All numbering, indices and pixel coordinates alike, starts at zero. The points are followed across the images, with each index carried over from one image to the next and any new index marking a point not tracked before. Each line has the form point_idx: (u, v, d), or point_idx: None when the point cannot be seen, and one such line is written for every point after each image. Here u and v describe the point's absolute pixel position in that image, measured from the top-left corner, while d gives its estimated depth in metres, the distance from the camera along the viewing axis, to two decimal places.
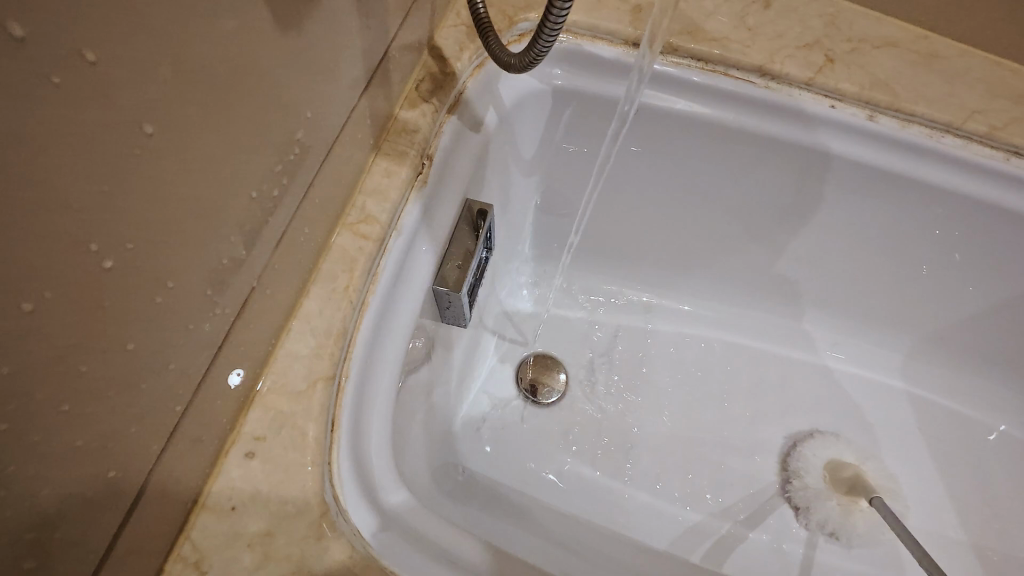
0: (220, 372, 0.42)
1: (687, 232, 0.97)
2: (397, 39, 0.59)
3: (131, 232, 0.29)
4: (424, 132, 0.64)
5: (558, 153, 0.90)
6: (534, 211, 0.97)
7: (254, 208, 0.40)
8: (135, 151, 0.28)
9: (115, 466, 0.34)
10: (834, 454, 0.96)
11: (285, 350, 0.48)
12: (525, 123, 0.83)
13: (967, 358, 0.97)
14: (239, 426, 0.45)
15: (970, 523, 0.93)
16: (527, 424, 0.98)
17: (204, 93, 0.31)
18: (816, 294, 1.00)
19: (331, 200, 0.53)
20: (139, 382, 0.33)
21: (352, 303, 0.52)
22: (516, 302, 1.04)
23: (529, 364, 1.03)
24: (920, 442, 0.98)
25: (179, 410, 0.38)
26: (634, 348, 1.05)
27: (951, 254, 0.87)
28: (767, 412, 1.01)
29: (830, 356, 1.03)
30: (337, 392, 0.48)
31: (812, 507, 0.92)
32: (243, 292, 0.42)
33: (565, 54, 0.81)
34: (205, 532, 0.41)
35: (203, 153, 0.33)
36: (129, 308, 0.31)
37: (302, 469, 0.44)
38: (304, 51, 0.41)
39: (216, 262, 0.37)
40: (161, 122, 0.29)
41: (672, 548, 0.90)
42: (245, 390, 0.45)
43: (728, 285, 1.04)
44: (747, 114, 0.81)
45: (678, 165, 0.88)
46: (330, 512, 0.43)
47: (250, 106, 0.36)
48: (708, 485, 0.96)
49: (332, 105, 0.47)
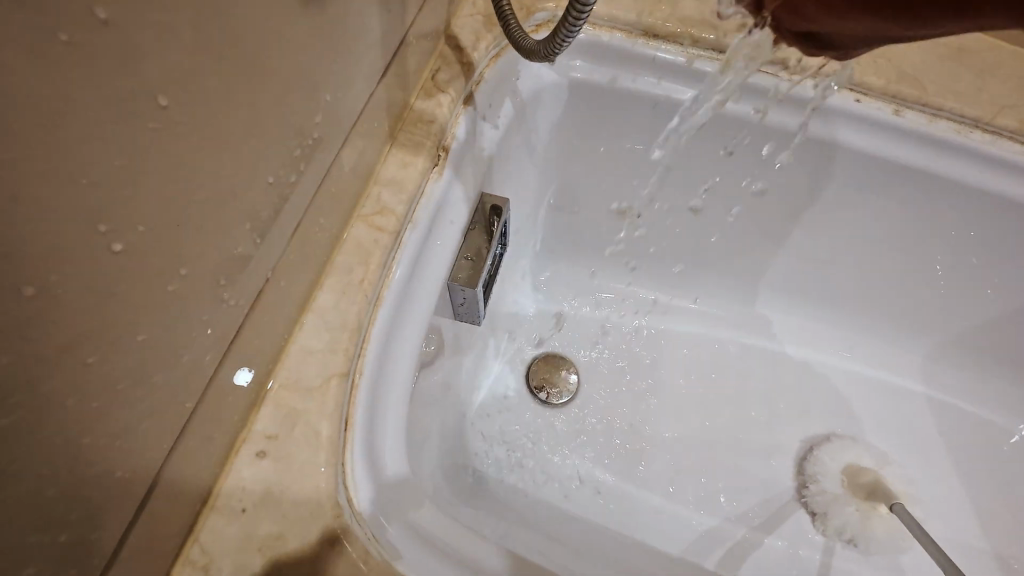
0: (234, 365, 0.40)
1: (704, 231, 0.95)
2: (414, 25, 0.57)
3: (144, 214, 0.27)
4: (440, 122, 0.62)
5: (573, 148, 0.88)
6: (547, 208, 0.95)
7: (269, 195, 0.38)
8: (149, 125, 0.26)
9: (123, 463, 0.32)
10: (852, 458, 0.94)
11: (298, 344, 0.47)
12: (540, 116, 0.81)
13: (991, 362, 0.94)
14: (250, 424, 0.43)
15: (991, 531, 0.90)
16: (538, 425, 0.96)
17: (222, 67, 0.30)
18: (834, 294, 0.98)
19: (347, 190, 0.52)
20: (150, 375, 0.31)
21: (367, 297, 0.50)
22: (527, 300, 1.02)
23: (539, 363, 1.00)
24: (940, 447, 0.96)
25: (191, 404, 0.36)
26: (647, 348, 1.03)
27: (972, 255, 0.85)
28: (783, 415, 0.99)
29: (848, 359, 1.01)
30: (351, 389, 0.47)
31: (829, 514, 0.90)
32: (257, 282, 0.40)
33: (584, 45, 0.79)
34: (214, 534, 0.39)
35: (219, 132, 0.31)
36: (141, 295, 0.29)
37: (316, 470, 0.42)
38: (324, 31, 0.39)
39: (231, 250, 0.35)
40: (177, 95, 0.27)
41: (686, 553, 0.89)
42: (258, 385, 0.44)
43: (744, 285, 1.02)
44: (770, 107, 0.79)
45: (696, 161, 0.86)
46: (344, 515, 0.42)
47: (269, 85, 0.34)
48: (722, 489, 0.94)
49: (351, 90, 0.46)
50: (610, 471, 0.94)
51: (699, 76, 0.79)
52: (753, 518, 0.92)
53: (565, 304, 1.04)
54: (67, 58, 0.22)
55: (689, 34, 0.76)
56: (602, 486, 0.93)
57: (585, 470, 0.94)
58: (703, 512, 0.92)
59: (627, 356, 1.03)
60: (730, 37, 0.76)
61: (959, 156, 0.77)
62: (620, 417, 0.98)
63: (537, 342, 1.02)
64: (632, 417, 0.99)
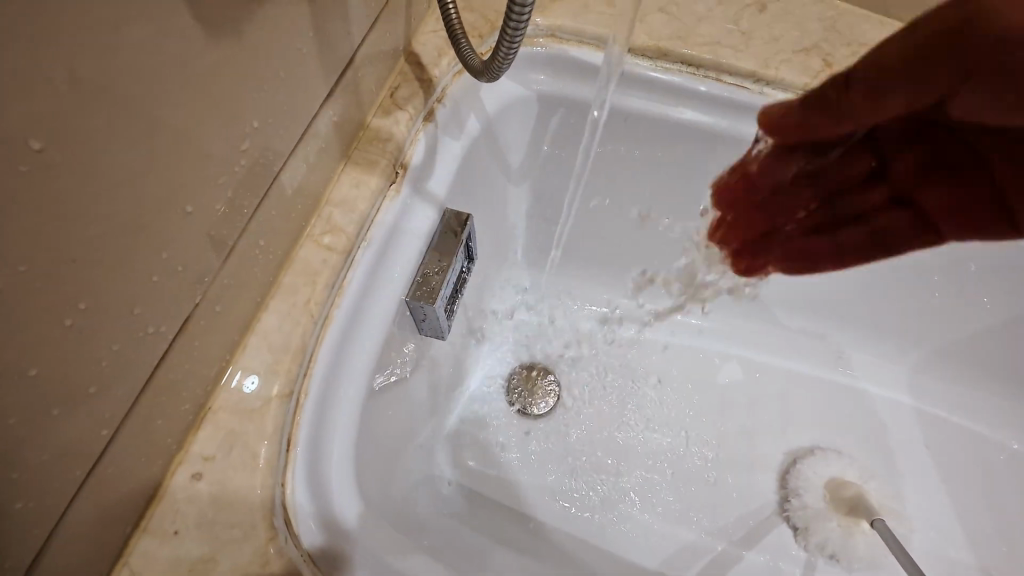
0: (161, 390, 0.43)
1: (681, 241, 0.94)
2: (365, 45, 0.58)
3: (22, 253, 0.29)
4: (397, 140, 0.65)
5: (546, 158, 0.88)
6: (526, 218, 0.96)
7: (187, 225, 0.40)
8: (22, 168, 0.27)
9: (24, 496, 0.34)
10: (836, 472, 0.91)
11: (240, 364, 0.51)
12: (510, 130, 0.82)
13: (978, 376, 0.92)
14: (187, 446, 0.47)
15: (981, 545, 0.88)
16: (519, 435, 0.95)
17: (112, 106, 0.31)
18: (819, 309, 0.96)
19: (293, 214, 0.55)
20: (48, 411, 0.33)
21: (314, 317, 0.54)
22: (507, 308, 1.02)
23: (520, 373, 1.00)
24: (927, 458, 0.94)
25: (107, 435, 0.39)
26: (628, 357, 1.03)
27: (967, 264, 0.82)
28: (763, 428, 0.97)
29: (835, 370, 0.99)
30: (294, 408, 0.51)
31: (811, 528, 0.87)
32: (184, 308, 0.42)
33: (547, 60, 0.79)
34: (147, 558, 0.43)
35: (115, 170, 0.32)
36: (28, 329, 0.30)
37: (251, 491, 0.47)
38: (242, 60, 0.40)
39: (143, 281, 0.37)
40: (52, 136, 0.28)
41: (663, 567, 0.89)
42: (198, 406, 0.48)
43: (730, 298, 0.99)
44: (741, 119, 0.78)
45: (672, 171, 0.86)
46: (279, 536, 0.46)
47: (176, 121, 0.36)
48: (701, 504, 0.93)
49: (283, 117, 0.48)
50: (593, 482, 0.94)
51: (669, 88, 0.78)
52: (734, 533, 0.90)
53: (546, 313, 1.04)
54: None
55: (658, 47, 0.77)
56: (579, 500, 0.92)
57: (564, 484, 0.93)
58: (682, 526, 0.91)
59: (608, 366, 1.02)
60: (697, 49, 0.77)
61: None
62: (599, 427, 0.98)
63: (518, 351, 1.01)
64: (612, 428, 0.98)
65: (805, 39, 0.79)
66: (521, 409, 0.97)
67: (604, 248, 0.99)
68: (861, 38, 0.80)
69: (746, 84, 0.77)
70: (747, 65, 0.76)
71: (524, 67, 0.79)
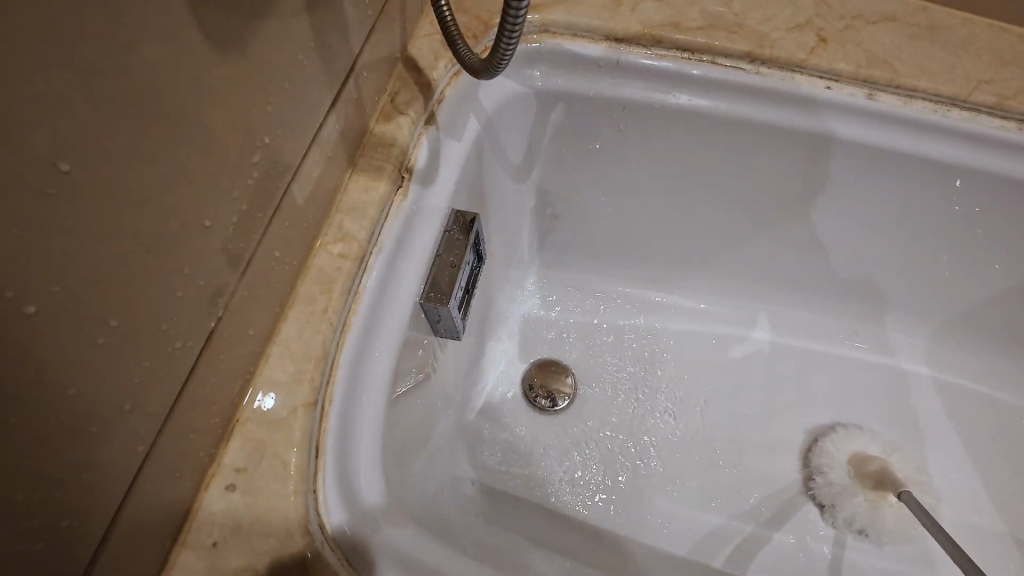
0: (206, 419, 0.43)
1: (666, 220, 0.89)
2: (362, 56, 0.55)
3: (54, 275, 0.27)
4: (401, 144, 0.60)
5: (507, 164, 0.79)
6: (531, 214, 0.89)
7: (209, 238, 0.38)
8: (47, 190, 0.26)
9: (81, 543, 0.34)
10: (859, 447, 0.90)
11: (264, 377, 0.48)
12: (507, 128, 0.76)
13: (1000, 337, 0.89)
14: (219, 458, 0.45)
15: (1010, 514, 0.87)
16: (538, 436, 0.90)
17: (125, 118, 0.29)
18: (835, 254, 0.88)
19: (306, 221, 0.51)
20: (83, 468, 0.32)
21: (332, 325, 0.51)
22: (515, 307, 0.97)
23: (537, 371, 0.95)
24: (950, 429, 0.92)
25: (132, 472, 0.36)
26: (643, 346, 0.97)
27: (971, 237, 0.80)
28: (787, 406, 0.94)
29: (849, 345, 0.96)
30: (320, 416, 0.48)
31: (837, 505, 0.86)
32: (209, 320, 0.40)
33: (542, 55, 0.74)
34: (187, 570, 0.41)
35: (153, 186, 0.32)
36: (71, 358, 0.29)
37: (206, 547, 0.42)
38: (246, 74, 0.38)
39: (171, 295, 0.35)
40: (85, 163, 0.27)
41: (692, 555, 0.85)
42: (207, 461, 0.44)
43: (738, 271, 0.95)
44: (712, 98, 0.73)
45: (637, 146, 0.79)
46: (315, 541, 0.44)
47: (199, 135, 0.34)
48: (731, 484, 0.89)
49: (298, 127, 0.46)
50: (618, 484, 0.88)
51: (648, 75, 0.73)
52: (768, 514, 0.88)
53: (558, 309, 0.99)
54: (58, 180, 0.26)
55: (650, 34, 0.71)
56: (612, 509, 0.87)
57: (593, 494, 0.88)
58: (708, 511, 0.88)
59: (635, 364, 0.96)
60: (692, 34, 0.71)
61: (935, 135, 0.72)
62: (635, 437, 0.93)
63: (530, 351, 0.96)
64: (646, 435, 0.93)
65: (799, 15, 0.73)
66: (538, 404, 0.92)
67: (595, 243, 0.94)
68: (855, 9, 0.74)
69: (742, 65, 0.72)
70: (742, 45, 0.71)
71: (518, 64, 0.74)
